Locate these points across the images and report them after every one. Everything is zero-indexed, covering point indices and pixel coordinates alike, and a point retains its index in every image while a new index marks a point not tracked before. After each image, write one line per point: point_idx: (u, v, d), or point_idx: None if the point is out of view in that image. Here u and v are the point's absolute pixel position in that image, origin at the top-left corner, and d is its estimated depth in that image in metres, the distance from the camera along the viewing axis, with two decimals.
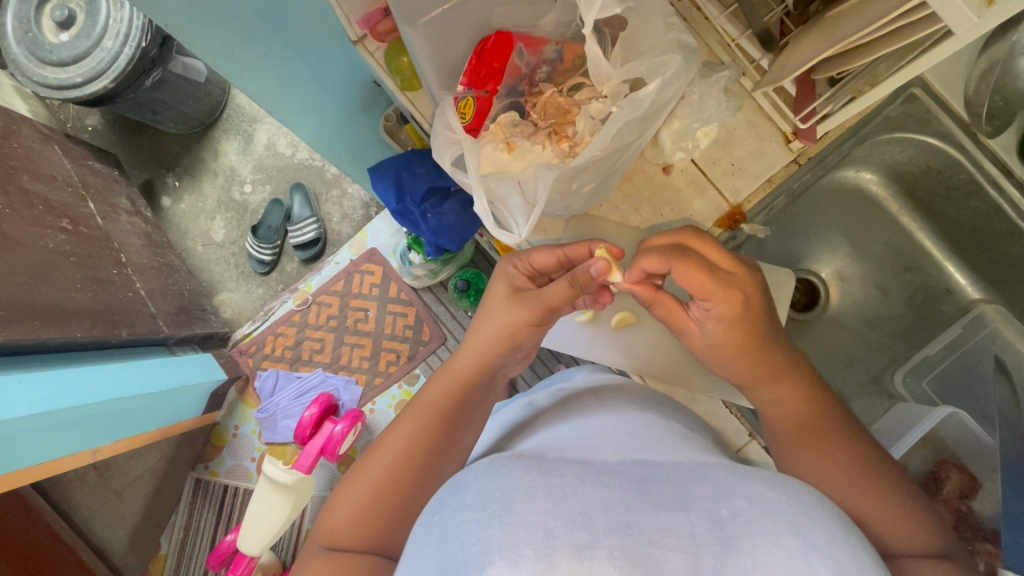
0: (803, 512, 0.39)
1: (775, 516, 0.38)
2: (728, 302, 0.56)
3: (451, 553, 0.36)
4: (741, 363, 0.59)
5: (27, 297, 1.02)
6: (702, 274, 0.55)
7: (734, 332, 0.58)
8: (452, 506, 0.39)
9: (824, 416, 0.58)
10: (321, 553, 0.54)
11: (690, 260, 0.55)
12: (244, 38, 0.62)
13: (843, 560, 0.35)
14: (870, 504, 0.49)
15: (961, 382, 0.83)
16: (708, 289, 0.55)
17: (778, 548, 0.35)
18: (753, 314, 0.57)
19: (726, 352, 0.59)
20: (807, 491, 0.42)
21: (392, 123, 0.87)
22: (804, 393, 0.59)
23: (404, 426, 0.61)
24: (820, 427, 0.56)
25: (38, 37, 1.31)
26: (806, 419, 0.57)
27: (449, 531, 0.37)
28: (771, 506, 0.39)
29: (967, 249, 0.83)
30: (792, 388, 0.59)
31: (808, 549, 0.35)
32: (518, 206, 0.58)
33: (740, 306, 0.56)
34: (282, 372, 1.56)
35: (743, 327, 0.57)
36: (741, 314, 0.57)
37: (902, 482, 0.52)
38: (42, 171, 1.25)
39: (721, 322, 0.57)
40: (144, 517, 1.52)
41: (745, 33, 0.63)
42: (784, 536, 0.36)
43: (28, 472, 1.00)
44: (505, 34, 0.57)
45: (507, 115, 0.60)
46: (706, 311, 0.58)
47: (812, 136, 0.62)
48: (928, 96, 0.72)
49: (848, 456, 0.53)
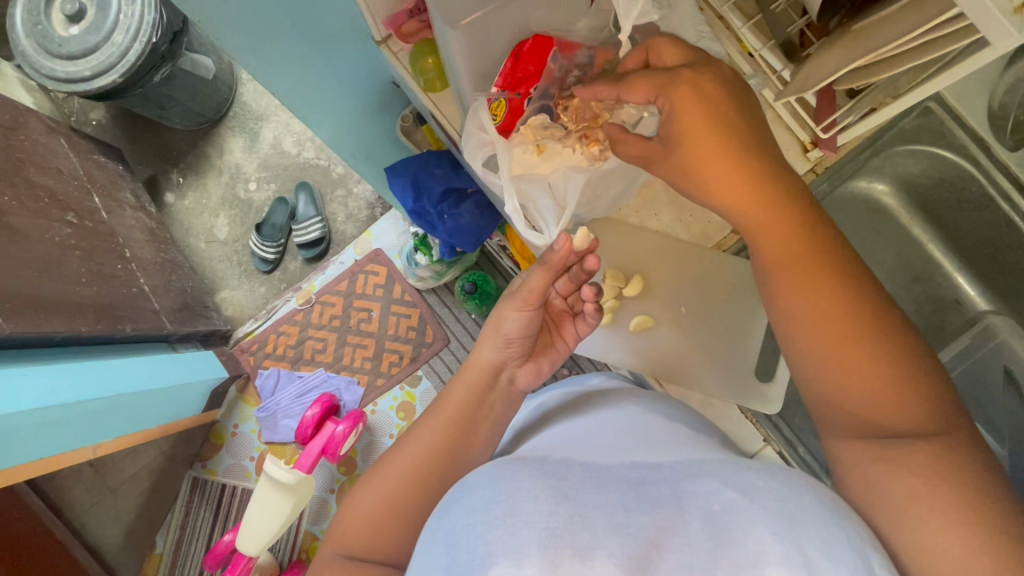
0: (792, 497, 0.40)
1: (766, 503, 0.39)
2: (682, 96, 0.51)
3: (457, 555, 0.35)
4: (720, 191, 0.52)
5: (33, 289, 1.01)
6: (650, 84, 0.52)
7: (698, 136, 0.51)
8: (458, 510, 0.39)
9: (817, 246, 0.52)
10: (335, 560, 0.54)
11: (640, 79, 0.53)
12: (270, 35, 0.62)
13: (834, 542, 0.37)
14: (855, 388, 0.49)
15: (966, 392, 0.84)
16: (653, 88, 0.52)
17: (769, 535, 0.36)
18: (723, 115, 0.51)
19: (698, 155, 0.51)
20: (813, 486, 0.43)
21: (408, 123, 0.87)
22: (789, 225, 0.52)
23: (418, 436, 0.61)
24: (806, 262, 0.52)
25: (46, 29, 1.30)
26: (790, 256, 0.52)
27: (454, 534, 0.37)
28: (762, 494, 0.40)
29: (978, 262, 0.84)
30: (774, 228, 0.52)
31: (799, 533, 0.36)
32: (549, 207, 0.60)
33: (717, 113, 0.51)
34: (283, 371, 1.55)
35: (720, 135, 0.51)
36: (697, 104, 0.50)
37: (909, 351, 0.49)
38: (48, 164, 1.24)
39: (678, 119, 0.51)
40: (139, 517, 1.49)
41: (768, 44, 0.64)
42: (776, 522, 0.37)
43: (28, 468, 0.99)
44: (543, 38, 0.55)
45: (539, 117, 0.59)
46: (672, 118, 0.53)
47: (833, 145, 0.63)
48: (942, 110, 0.74)
49: (847, 321, 0.50)
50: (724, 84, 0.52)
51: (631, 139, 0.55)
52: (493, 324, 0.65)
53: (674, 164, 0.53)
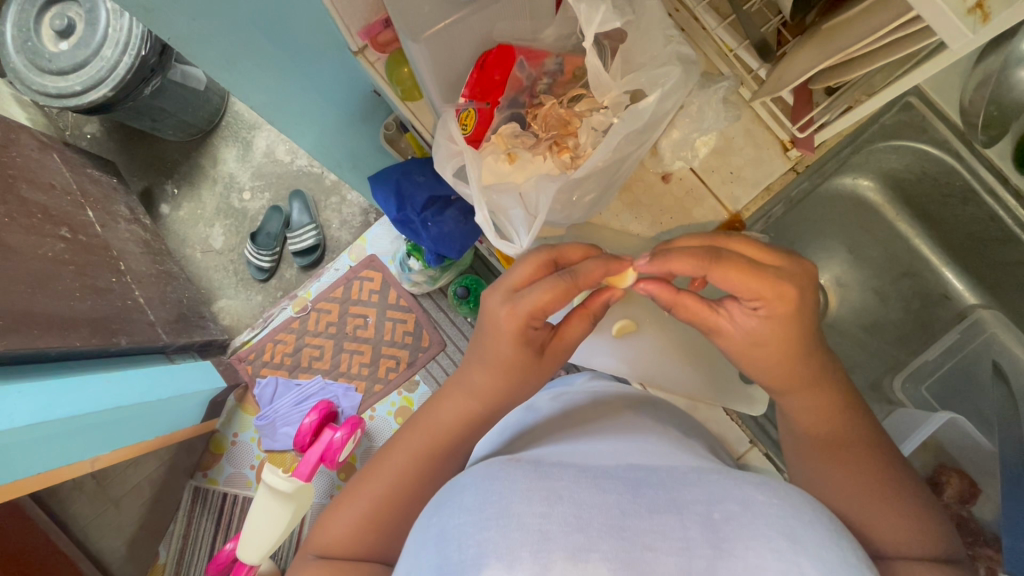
0: (795, 515, 0.39)
1: (769, 519, 0.38)
2: (779, 303, 0.51)
3: (448, 554, 0.36)
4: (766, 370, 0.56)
5: (25, 305, 1.01)
6: (743, 272, 0.51)
7: (783, 336, 0.53)
8: (450, 508, 0.40)
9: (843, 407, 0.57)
10: (312, 560, 0.54)
11: (730, 259, 0.51)
12: (244, 48, 0.62)
13: (833, 562, 0.36)
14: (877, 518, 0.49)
15: (958, 387, 0.85)
16: (761, 288, 0.51)
17: (770, 551, 0.36)
18: (797, 320, 0.53)
19: (757, 356, 0.55)
20: (800, 495, 0.43)
21: (392, 131, 0.86)
22: (829, 403, 0.56)
23: (409, 443, 0.59)
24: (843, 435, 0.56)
25: (37, 46, 1.31)
26: (827, 426, 0.56)
27: (445, 532, 0.38)
28: (763, 508, 0.39)
29: (964, 256, 0.84)
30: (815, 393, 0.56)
31: (800, 552, 0.36)
32: (518, 216, 0.59)
33: (791, 307, 0.52)
34: (281, 379, 1.55)
35: (786, 325, 0.53)
36: (791, 318, 0.53)
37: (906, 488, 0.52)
38: (40, 179, 1.25)
39: (777, 323, 0.53)
40: (142, 526, 1.51)
41: (742, 43, 0.63)
42: (776, 539, 0.37)
43: (26, 482, 1.00)
44: (506, 47, 0.57)
45: (508, 126, 0.60)
46: (754, 313, 0.53)
47: (810, 145, 0.63)
48: (924, 104, 0.73)
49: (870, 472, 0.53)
50: (807, 280, 0.54)
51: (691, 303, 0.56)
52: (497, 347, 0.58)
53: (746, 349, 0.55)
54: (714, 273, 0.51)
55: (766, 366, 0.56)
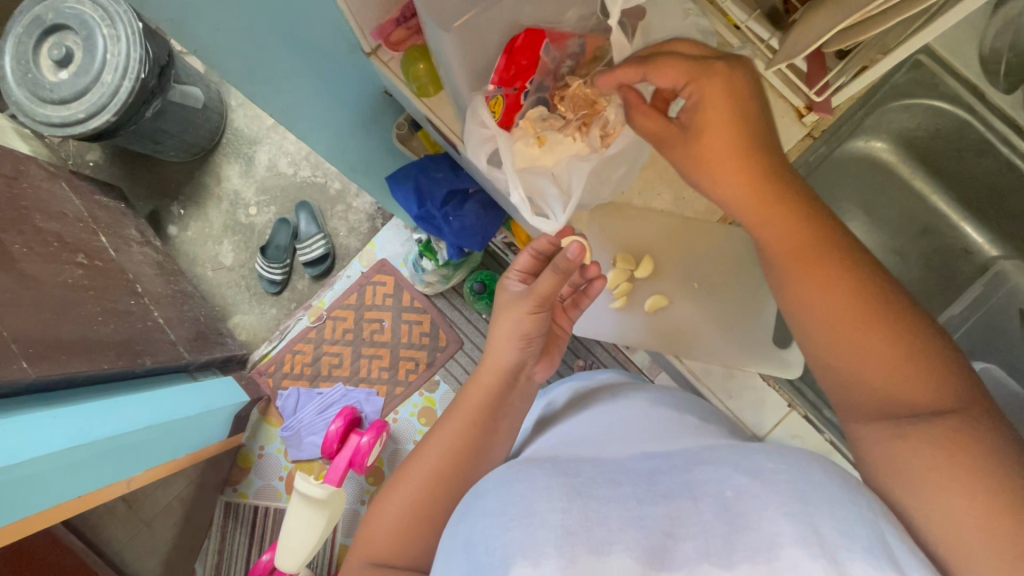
0: (803, 477, 0.39)
1: (778, 485, 0.39)
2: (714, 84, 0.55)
3: (476, 558, 0.35)
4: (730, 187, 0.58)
5: (52, 332, 1.02)
6: (679, 68, 0.54)
7: (718, 129, 0.55)
8: (474, 514, 0.39)
9: (824, 235, 0.56)
10: (363, 568, 0.54)
11: (669, 58, 0.54)
12: (261, 56, 0.63)
13: (868, 513, 0.38)
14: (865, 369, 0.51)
15: (985, 339, 0.85)
16: (683, 74, 0.54)
17: (783, 514, 0.36)
18: (742, 112, 0.55)
19: (710, 157, 0.56)
20: (808, 454, 0.44)
21: (404, 131, 0.87)
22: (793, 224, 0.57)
23: (438, 439, 0.61)
24: (814, 251, 0.56)
25: (37, 77, 1.30)
26: (800, 245, 0.56)
27: (472, 538, 0.37)
28: (775, 478, 0.40)
29: (981, 208, 0.85)
30: (784, 216, 0.57)
31: (812, 512, 0.36)
32: (554, 194, 0.61)
33: (726, 97, 0.54)
34: (302, 389, 1.56)
35: (728, 113, 0.55)
36: (724, 101, 0.54)
37: (904, 320, 0.51)
38: (53, 209, 1.26)
39: (705, 104, 0.54)
40: (175, 545, 1.52)
41: (752, 15, 0.64)
42: (785, 503, 0.37)
43: (68, 505, 1.03)
44: (534, 31, 0.57)
45: (536, 110, 0.60)
46: (692, 106, 0.56)
47: (827, 108, 0.64)
48: (934, 62, 0.74)
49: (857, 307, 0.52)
50: (739, 84, 0.55)
51: (648, 113, 0.57)
52: (518, 326, 0.63)
53: (690, 147, 0.57)
54: (653, 76, 0.55)
55: (722, 189, 0.58)
